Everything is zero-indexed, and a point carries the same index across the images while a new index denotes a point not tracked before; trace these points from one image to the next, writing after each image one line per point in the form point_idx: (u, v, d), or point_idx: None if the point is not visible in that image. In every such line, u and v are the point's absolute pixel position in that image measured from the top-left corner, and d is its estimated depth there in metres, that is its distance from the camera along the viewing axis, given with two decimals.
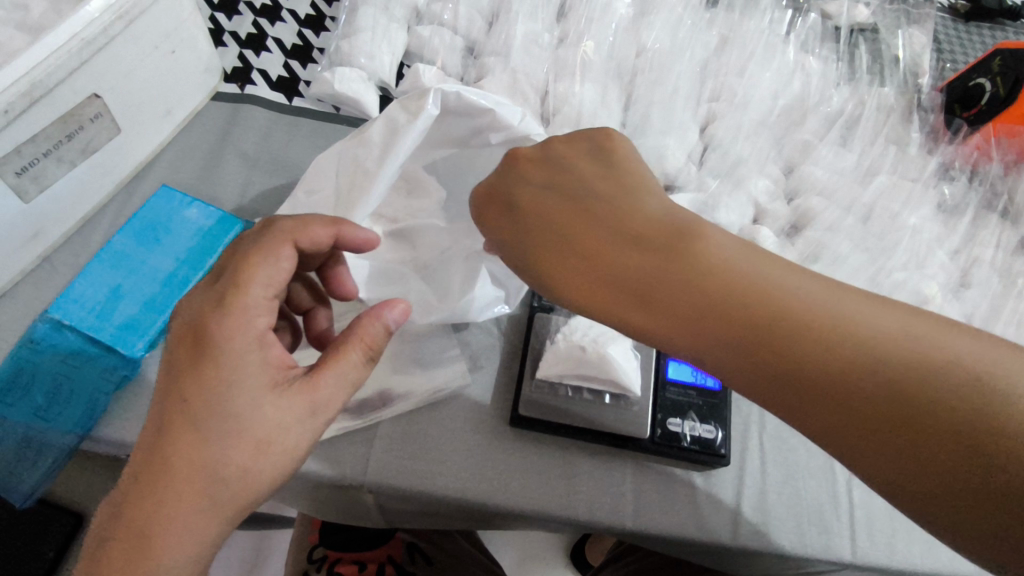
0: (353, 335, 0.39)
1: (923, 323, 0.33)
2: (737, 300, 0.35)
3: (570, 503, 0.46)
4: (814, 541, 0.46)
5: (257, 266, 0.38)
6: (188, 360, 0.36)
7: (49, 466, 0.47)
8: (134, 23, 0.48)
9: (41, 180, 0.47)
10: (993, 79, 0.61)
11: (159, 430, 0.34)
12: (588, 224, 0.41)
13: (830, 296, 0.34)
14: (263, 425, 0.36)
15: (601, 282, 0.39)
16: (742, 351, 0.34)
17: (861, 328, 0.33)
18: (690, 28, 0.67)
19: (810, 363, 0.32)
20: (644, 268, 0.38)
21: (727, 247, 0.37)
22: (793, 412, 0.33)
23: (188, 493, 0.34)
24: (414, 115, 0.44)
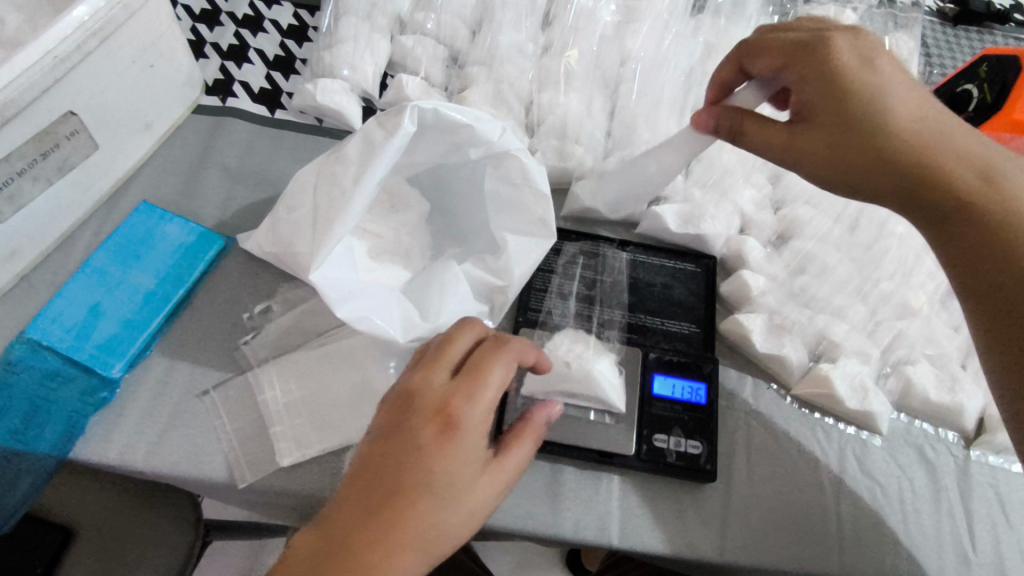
0: (531, 430, 0.41)
1: (1009, 197, 0.42)
2: (938, 155, 0.42)
3: (556, 522, 0.46)
4: (801, 557, 0.46)
5: (487, 357, 0.37)
6: (436, 441, 0.35)
7: (26, 490, 0.46)
8: (109, 39, 0.48)
9: (16, 200, 0.46)
10: (980, 85, 0.61)
11: (397, 495, 0.34)
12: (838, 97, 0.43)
13: (938, 139, 0.43)
14: (469, 503, 0.36)
15: (811, 145, 0.44)
16: (910, 161, 0.42)
17: (1005, 191, 0.42)
18: (676, 36, 0.67)
19: (972, 205, 0.42)
20: (927, 131, 0.42)
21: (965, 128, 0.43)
22: (923, 207, 0.43)
23: (412, 563, 0.34)
24: (392, 132, 0.44)
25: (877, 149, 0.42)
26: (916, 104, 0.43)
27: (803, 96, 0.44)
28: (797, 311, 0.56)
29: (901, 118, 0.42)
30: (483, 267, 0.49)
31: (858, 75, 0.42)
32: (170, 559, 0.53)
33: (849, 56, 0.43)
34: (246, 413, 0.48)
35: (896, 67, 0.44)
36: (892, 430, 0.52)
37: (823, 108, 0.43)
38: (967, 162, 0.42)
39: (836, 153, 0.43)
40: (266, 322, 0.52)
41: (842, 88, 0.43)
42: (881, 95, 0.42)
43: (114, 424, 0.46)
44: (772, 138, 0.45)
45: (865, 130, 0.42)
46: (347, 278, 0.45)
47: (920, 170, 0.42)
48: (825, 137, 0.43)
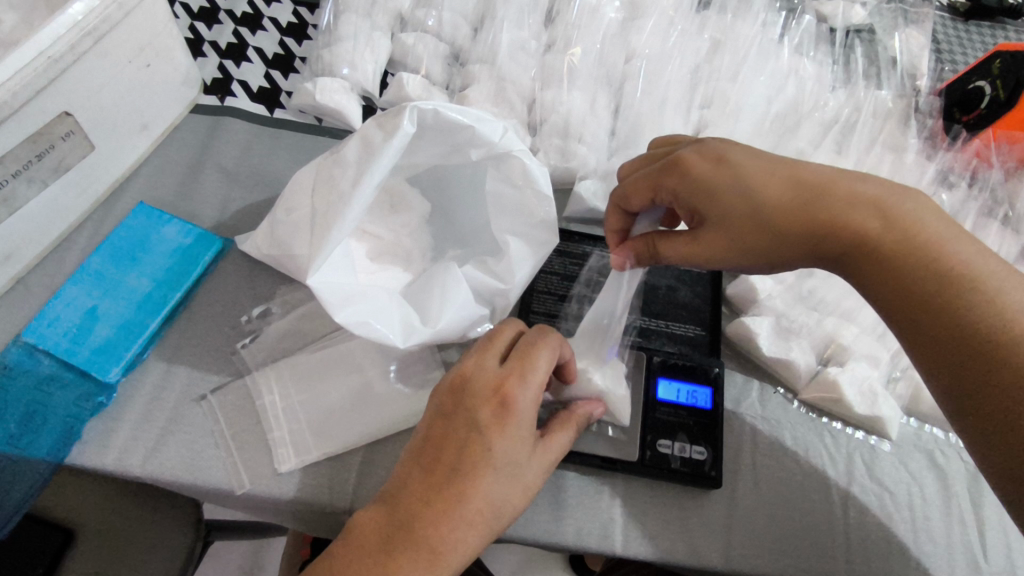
0: (570, 415, 0.42)
1: (961, 256, 0.38)
2: (839, 239, 0.39)
3: (558, 530, 0.45)
4: (809, 565, 0.45)
5: (536, 344, 0.39)
6: (494, 419, 0.36)
7: (23, 495, 0.45)
8: (104, 38, 0.47)
9: (11, 201, 0.46)
10: (993, 82, 0.59)
11: (460, 468, 0.35)
12: (725, 197, 0.41)
13: (877, 223, 0.39)
14: (525, 480, 0.37)
15: (734, 248, 0.42)
16: (840, 246, 0.40)
17: (948, 258, 0.38)
18: (681, 33, 0.66)
19: (908, 285, 0.38)
20: (858, 220, 0.39)
21: (871, 197, 0.40)
22: (875, 292, 0.40)
23: (476, 535, 0.34)
24: (391, 133, 0.43)
25: (782, 241, 0.41)
26: (839, 186, 0.40)
27: (687, 206, 0.43)
28: (805, 314, 0.54)
29: (818, 209, 0.39)
30: (485, 270, 0.48)
31: (717, 178, 0.41)
32: (171, 559, 0.54)
33: (703, 164, 0.42)
34: (244, 417, 0.47)
35: (749, 151, 0.43)
36: (902, 436, 0.51)
37: (733, 213, 0.41)
38: (916, 255, 0.38)
39: (755, 255, 0.42)
40: (265, 325, 0.51)
41: (708, 192, 0.42)
42: (768, 195, 0.40)
43: (111, 429, 0.46)
44: (694, 250, 0.43)
45: (780, 230, 0.40)
46: (345, 282, 0.44)
47: (862, 254, 0.39)
48: (735, 234, 0.42)
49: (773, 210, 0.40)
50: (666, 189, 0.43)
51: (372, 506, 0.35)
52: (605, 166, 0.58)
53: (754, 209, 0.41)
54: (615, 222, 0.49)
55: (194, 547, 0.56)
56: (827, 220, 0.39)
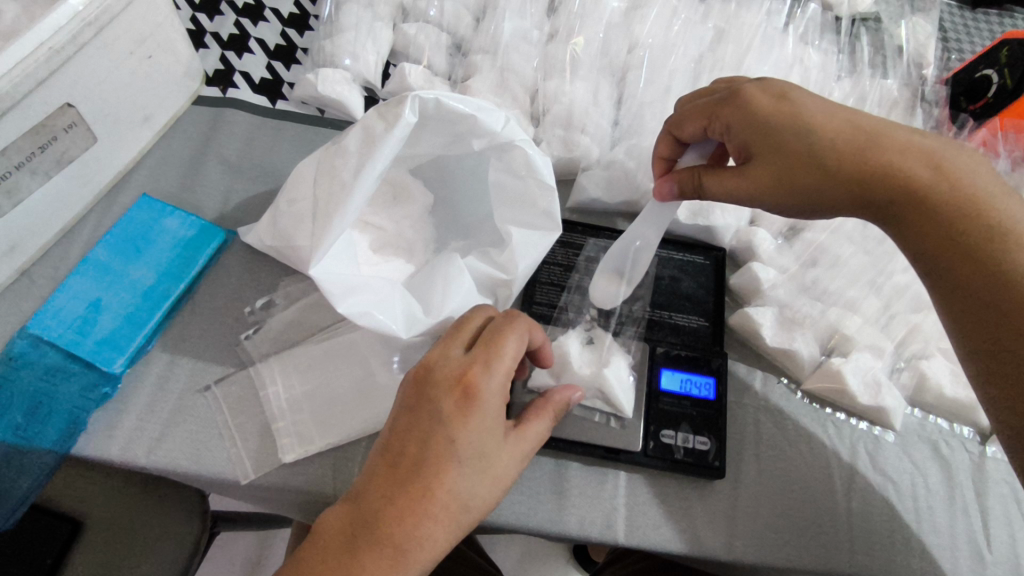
0: (543, 402, 0.42)
1: (1004, 213, 0.39)
2: (894, 184, 0.39)
3: (561, 520, 0.45)
4: (811, 555, 0.45)
5: (502, 333, 0.38)
6: (458, 411, 0.36)
7: (30, 485, 0.45)
8: (105, 29, 0.47)
9: (14, 193, 0.46)
10: (1001, 71, 0.59)
11: (422, 462, 0.35)
12: (782, 134, 0.41)
13: (928, 172, 0.40)
14: (494, 470, 0.37)
15: (783, 188, 0.42)
16: (892, 192, 0.40)
17: (991, 213, 0.39)
18: (684, 22, 0.65)
19: (953, 235, 0.39)
20: (910, 168, 0.39)
21: (922, 149, 0.40)
22: (917, 242, 0.40)
23: (444, 530, 0.35)
24: (392, 123, 0.42)
25: (833, 181, 0.40)
26: (894, 136, 0.41)
27: (738, 140, 0.43)
28: (809, 305, 0.54)
29: (876, 150, 0.40)
30: (487, 261, 0.48)
31: (778, 114, 0.42)
32: (179, 550, 0.54)
33: (764, 99, 0.42)
34: (248, 408, 0.48)
35: (810, 95, 0.43)
36: (905, 426, 0.51)
37: (790, 148, 0.41)
38: (964, 207, 0.39)
39: (800, 197, 0.41)
40: (268, 316, 0.51)
41: (766, 124, 0.42)
42: (828, 131, 0.40)
43: (116, 420, 0.46)
44: (741, 184, 0.43)
45: (835, 169, 0.40)
46: (347, 273, 0.44)
47: (913, 201, 0.39)
48: (785, 173, 0.41)
49: (832, 148, 0.40)
50: (721, 121, 0.44)
51: (336, 505, 0.36)
52: (607, 156, 0.58)
53: (812, 147, 0.40)
54: (662, 151, 0.49)
55: (202, 537, 0.56)
56: (882, 165, 0.40)
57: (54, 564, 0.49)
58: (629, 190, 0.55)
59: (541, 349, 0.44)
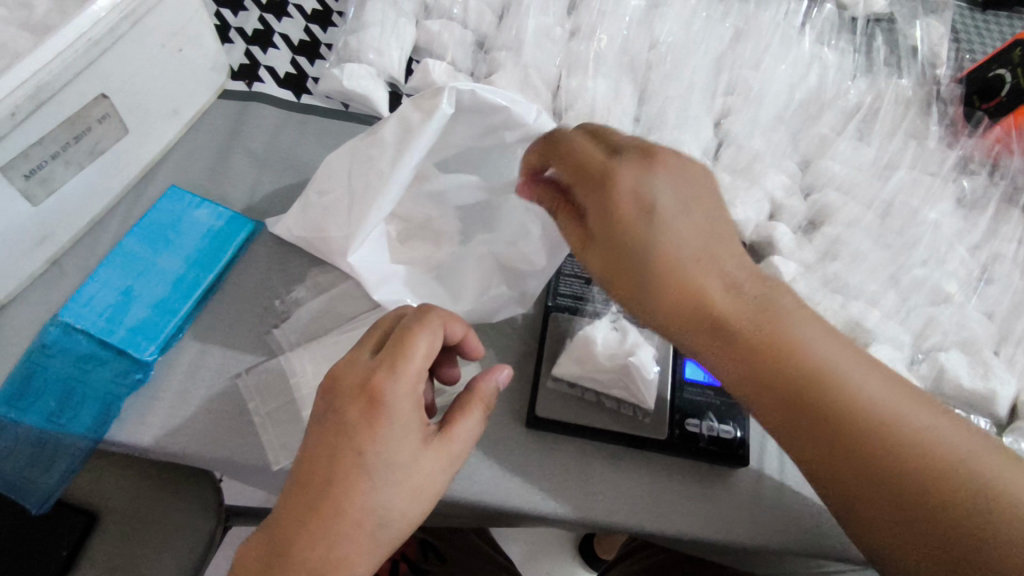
0: (469, 394, 0.41)
1: (872, 372, 0.36)
2: (704, 312, 0.38)
3: (587, 506, 0.46)
4: (833, 542, 0.46)
5: (407, 340, 0.38)
6: (364, 419, 0.36)
7: (64, 469, 0.45)
8: (140, 22, 0.48)
9: (48, 183, 0.46)
10: (1013, 70, 0.60)
11: (332, 478, 0.35)
12: (600, 200, 0.40)
13: (748, 308, 0.37)
14: (412, 479, 0.37)
15: (632, 268, 0.40)
16: (700, 305, 0.38)
17: (845, 382, 0.36)
18: (704, 21, 0.67)
19: (811, 396, 0.36)
20: (664, 250, 0.38)
21: (702, 260, 0.39)
22: (763, 409, 0.38)
23: (360, 547, 0.35)
24: (429, 114, 0.43)
25: (648, 276, 0.39)
26: (642, 219, 0.39)
27: (580, 201, 0.42)
28: (830, 299, 0.54)
29: (639, 244, 0.39)
30: (512, 249, 0.51)
31: (598, 160, 0.41)
32: (193, 542, 0.54)
33: (594, 151, 0.41)
34: (278, 396, 0.48)
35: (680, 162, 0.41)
36: None
37: (614, 220, 0.40)
38: (783, 360, 0.36)
39: (625, 270, 0.40)
40: (297, 306, 0.52)
41: (595, 174, 0.41)
42: (659, 236, 0.39)
43: (148, 408, 0.47)
44: (573, 193, 0.43)
45: (642, 249, 0.39)
46: (376, 263, 0.46)
47: (813, 393, 0.36)
48: (620, 236, 0.40)
49: (651, 214, 0.39)
50: (557, 162, 0.43)
51: (253, 534, 0.36)
52: None
53: (649, 211, 0.39)
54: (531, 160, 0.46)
55: (215, 531, 0.57)
56: (669, 264, 0.38)
57: (68, 557, 0.49)
58: None
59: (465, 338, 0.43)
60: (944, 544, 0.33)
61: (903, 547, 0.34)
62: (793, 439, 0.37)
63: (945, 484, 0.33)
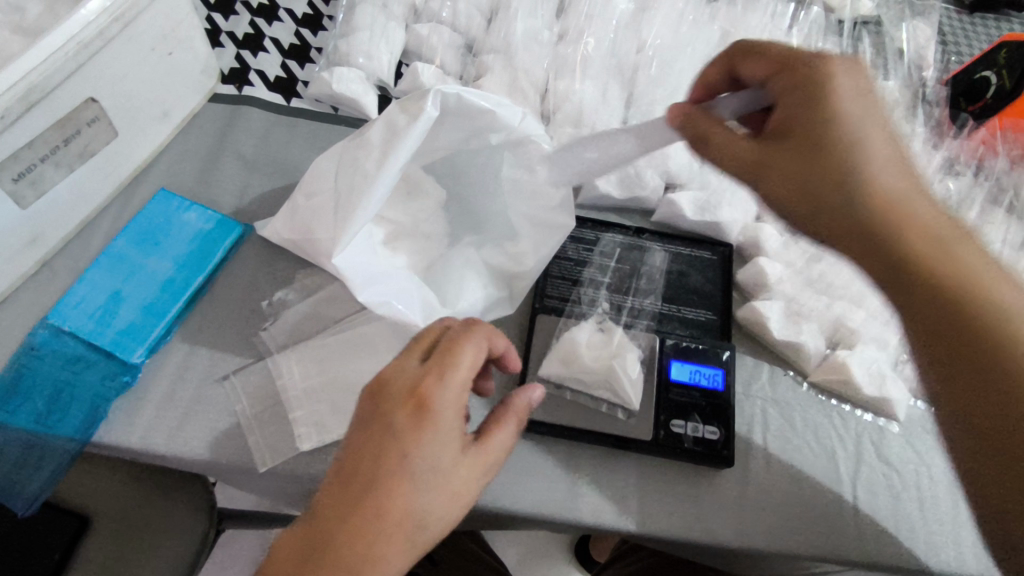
0: (506, 407, 0.40)
1: (923, 201, 0.40)
2: (848, 201, 0.41)
3: (574, 507, 0.46)
4: (818, 542, 0.46)
5: (459, 348, 0.37)
6: (412, 424, 0.35)
7: (52, 472, 0.46)
8: (130, 25, 0.48)
9: (38, 185, 0.47)
10: (999, 71, 0.61)
11: (374, 480, 0.34)
12: (765, 142, 0.43)
13: (889, 165, 0.41)
14: (449, 486, 0.35)
15: (807, 186, 0.41)
16: (829, 198, 0.41)
17: (905, 211, 0.40)
18: (692, 24, 0.67)
19: (903, 235, 0.39)
20: (865, 131, 0.41)
21: (878, 172, 0.41)
22: (860, 253, 0.41)
23: (398, 550, 0.33)
24: (415, 117, 0.44)
25: (810, 172, 0.41)
26: (859, 87, 0.41)
27: (777, 114, 0.43)
28: (814, 299, 0.56)
29: (851, 135, 0.41)
30: (502, 253, 0.51)
31: (707, 122, 0.43)
32: (186, 544, 0.54)
33: (768, 95, 0.44)
34: (266, 397, 0.48)
35: (832, 89, 0.41)
36: (909, 417, 0.52)
37: (805, 132, 0.41)
38: (883, 207, 0.40)
39: (788, 180, 0.42)
40: (284, 308, 0.52)
41: (775, 96, 0.43)
42: (859, 124, 0.41)
43: (136, 409, 0.47)
44: (741, 146, 0.43)
45: (821, 158, 0.41)
46: (369, 266, 0.45)
47: (919, 272, 0.39)
48: (759, 160, 0.42)
49: (785, 129, 0.42)
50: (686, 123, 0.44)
51: (287, 530, 0.34)
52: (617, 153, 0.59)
53: (790, 130, 0.42)
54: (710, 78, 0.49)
55: (209, 533, 0.57)
56: (829, 159, 0.41)
57: (60, 560, 0.49)
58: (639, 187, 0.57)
59: (504, 350, 0.42)
60: (999, 363, 0.35)
61: (976, 444, 0.35)
62: (918, 313, 0.38)
63: (976, 320, 0.36)
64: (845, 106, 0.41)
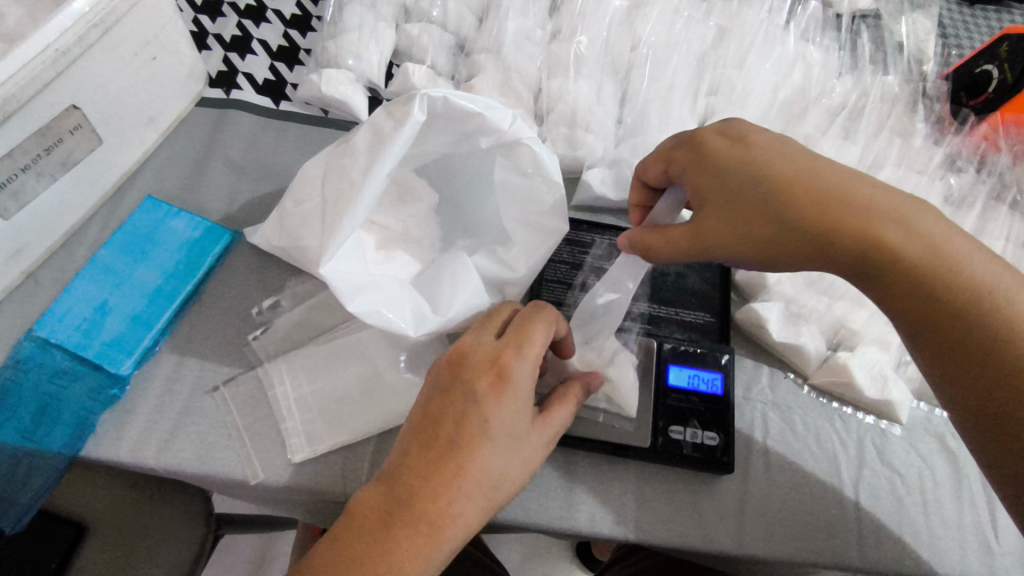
0: (567, 387, 0.42)
1: (853, 211, 0.37)
2: (848, 244, 0.37)
3: (571, 516, 0.45)
4: (821, 549, 0.45)
5: (534, 325, 0.39)
6: (492, 390, 0.36)
7: (39, 487, 0.45)
8: (111, 31, 0.47)
9: (20, 196, 0.46)
10: (1001, 65, 0.60)
11: (456, 441, 0.35)
12: (745, 205, 0.40)
13: (833, 202, 0.37)
14: (522, 452, 0.37)
15: (816, 257, 0.38)
16: (827, 251, 0.38)
17: (878, 239, 0.36)
18: (687, 20, 0.66)
19: (888, 268, 0.37)
20: (764, 169, 0.39)
21: (775, 218, 0.38)
22: (882, 293, 0.38)
23: (476, 508, 0.35)
24: (400, 122, 0.43)
25: (833, 239, 0.37)
26: (737, 148, 0.41)
27: (694, 188, 0.42)
28: (815, 300, 0.55)
29: (774, 183, 0.39)
30: (494, 259, 0.49)
31: (726, 173, 0.41)
32: (185, 551, 0.53)
33: (720, 141, 0.42)
34: (257, 408, 0.47)
35: (712, 156, 0.41)
36: (911, 420, 0.51)
37: (762, 203, 0.39)
38: (866, 249, 0.37)
39: (786, 249, 0.39)
40: (275, 316, 0.51)
41: (720, 167, 0.41)
42: (759, 160, 0.40)
43: (124, 422, 0.46)
44: (706, 226, 0.41)
45: (829, 220, 0.37)
46: (358, 273, 0.44)
47: (888, 264, 0.37)
48: (776, 236, 0.39)
49: (789, 191, 0.38)
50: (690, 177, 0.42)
51: (369, 486, 0.35)
52: (612, 154, 0.58)
53: (783, 192, 0.38)
54: (637, 200, 0.50)
55: (208, 537, 0.55)
56: (797, 218, 0.38)
57: (58, 567, 0.49)
58: None
59: (562, 337, 0.44)
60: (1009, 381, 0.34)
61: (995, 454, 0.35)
62: (942, 357, 0.37)
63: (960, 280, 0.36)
64: (733, 153, 0.41)
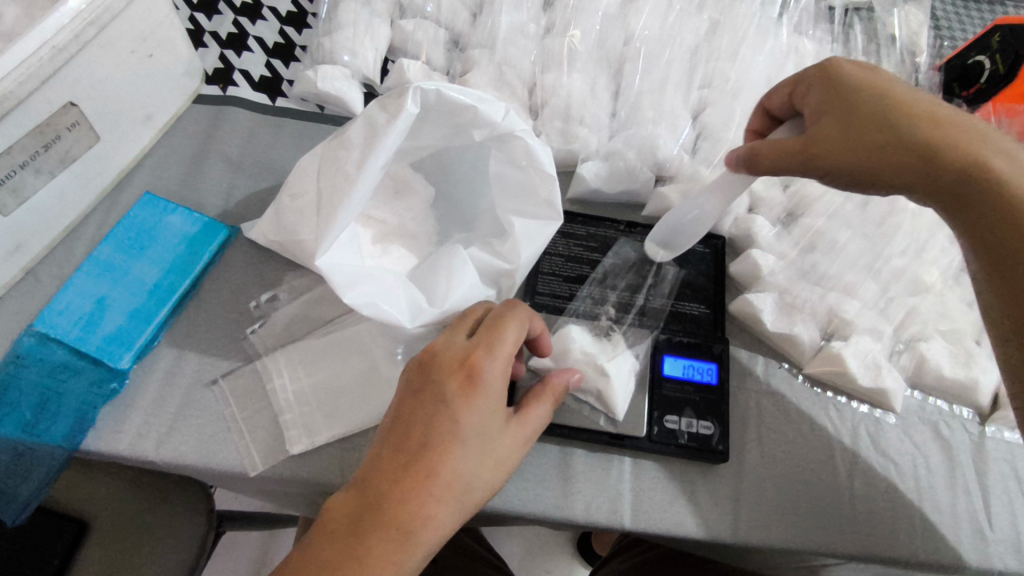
0: (543, 387, 0.43)
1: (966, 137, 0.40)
2: (953, 164, 0.40)
3: (567, 505, 0.45)
4: (815, 535, 0.46)
5: (505, 325, 0.39)
6: (462, 391, 0.37)
7: (41, 480, 0.45)
8: (107, 28, 0.47)
9: (18, 192, 0.46)
10: (992, 57, 0.60)
11: (425, 444, 0.36)
12: (865, 120, 0.42)
13: (944, 128, 0.40)
14: (493, 454, 0.38)
15: (921, 175, 0.41)
16: (935, 168, 0.40)
17: (988, 162, 0.39)
18: (680, 13, 0.67)
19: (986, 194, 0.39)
20: (892, 90, 0.42)
21: (896, 129, 0.41)
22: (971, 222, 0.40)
23: (447, 511, 0.35)
24: (394, 115, 0.43)
25: (944, 159, 0.40)
26: (869, 71, 0.44)
27: (810, 109, 0.45)
28: (808, 290, 0.55)
29: (895, 106, 0.42)
30: (490, 252, 0.49)
31: (853, 88, 0.43)
32: (185, 548, 0.52)
33: (850, 67, 0.45)
34: (255, 401, 0.48)
35: (845, 74, 0.44)
36: (906, 408, 0.51)
37: (884, 116, 0.42)
38: (971, 168, 0.40)
39: (895, 162, 0.41)
40: (273, 310, 0.52)
41: (842, 88, 0.44)
42: (890, 86, 0.43)
43: (123, 416, 0.46)
44: (818, 139, 0.43)
45: (944, 137, 0.40)
46: (352, 266, 0.45)
47: (993, 185, 0.39)
48: (884, 155, 0.41)
49: (910, 111, 0.41)
50: (810, 97, 0.45)
51: (342, 491, 0.36)
52: (607, 147, 0.59)
53: (900, 113, 0.41)
54: (753, 127, 0.52)
55: (209, 536, 0.55)
56: (911, 134, 0.41)
57: (61, 563, 0.49)
58: (627, 180, 0.56)
59: (536, 336, 0.45)
60: None
61: None
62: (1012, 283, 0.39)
63: None
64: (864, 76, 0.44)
